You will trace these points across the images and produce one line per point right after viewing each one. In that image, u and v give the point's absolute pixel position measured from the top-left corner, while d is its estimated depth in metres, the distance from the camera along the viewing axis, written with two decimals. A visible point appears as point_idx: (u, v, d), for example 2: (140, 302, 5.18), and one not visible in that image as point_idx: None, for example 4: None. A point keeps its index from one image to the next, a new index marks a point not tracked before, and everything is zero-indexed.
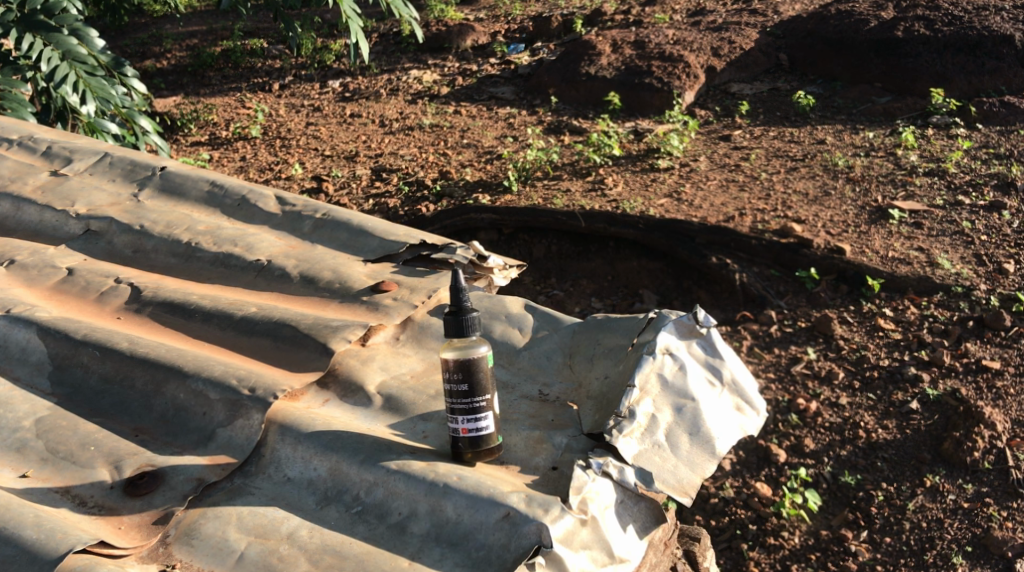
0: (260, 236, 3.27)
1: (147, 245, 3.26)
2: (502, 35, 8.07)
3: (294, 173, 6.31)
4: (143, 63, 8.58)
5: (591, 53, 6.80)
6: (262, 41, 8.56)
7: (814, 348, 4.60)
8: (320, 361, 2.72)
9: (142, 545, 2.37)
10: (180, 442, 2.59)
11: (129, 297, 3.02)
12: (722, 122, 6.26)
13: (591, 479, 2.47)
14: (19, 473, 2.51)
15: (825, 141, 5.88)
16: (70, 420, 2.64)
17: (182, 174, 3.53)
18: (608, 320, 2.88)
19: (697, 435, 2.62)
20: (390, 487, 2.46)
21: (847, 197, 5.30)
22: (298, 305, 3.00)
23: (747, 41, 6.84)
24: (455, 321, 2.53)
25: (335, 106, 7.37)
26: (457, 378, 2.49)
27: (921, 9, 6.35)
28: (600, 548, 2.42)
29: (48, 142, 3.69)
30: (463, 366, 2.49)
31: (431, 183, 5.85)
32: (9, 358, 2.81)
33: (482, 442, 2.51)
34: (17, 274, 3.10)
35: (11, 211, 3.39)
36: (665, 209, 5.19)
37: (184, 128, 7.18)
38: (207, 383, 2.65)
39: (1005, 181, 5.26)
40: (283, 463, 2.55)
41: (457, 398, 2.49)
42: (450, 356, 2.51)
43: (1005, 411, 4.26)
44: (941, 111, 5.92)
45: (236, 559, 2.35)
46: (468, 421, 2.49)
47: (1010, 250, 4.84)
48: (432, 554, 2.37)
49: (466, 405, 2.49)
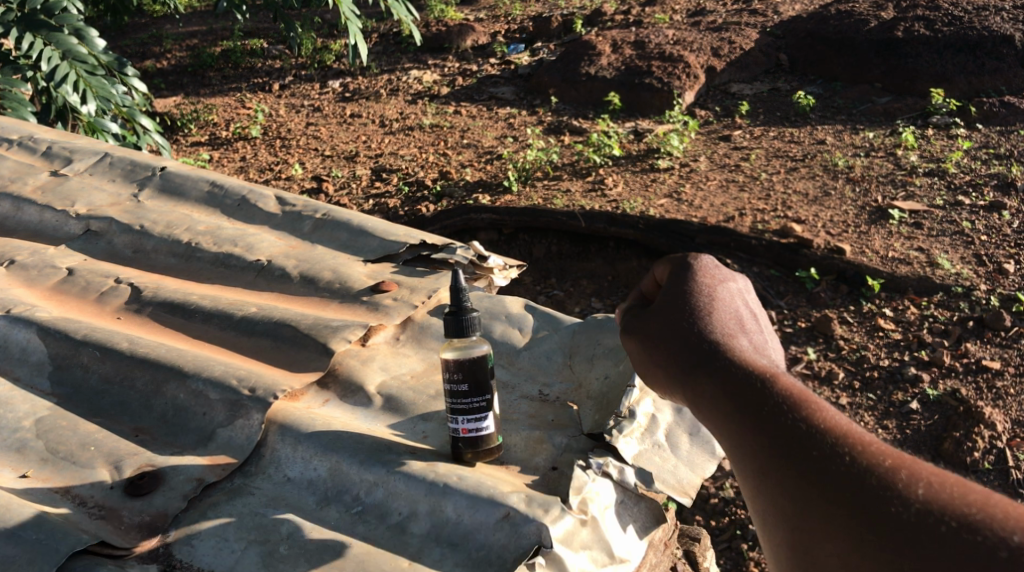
0: (260, 236, 3.27)
1: (147, 245, 3.27)
2: (502, 35, 8.08)
3: (294, 173, 6.31)
4: (143, 63, 8.58)
5: (591, 53, 6.80)
6: (262, 42, 8.58)
7: (814, 348, 4.59)
8: (321, 361, 2.72)
9: (142, 545, 2.37)
10: (180, 442, 2.59)
11: (129, 297, 3.02)
12: (722, 123, 6.26)
13: (591, 479, 2.48)
14: (18, 473, 2.51)
15: (825, 141, 5.88)
16: (70, 420, 2.64)
17: (182, 174, 3.53)
18: (608, 320, 2.87)
19: (698, 435, 2.65)
20: (390, 487, 2.46)
21: (847, 197, 5.31)
22: (298, 305, 3.00)
23: (747, 41, 6.85)
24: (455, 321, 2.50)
25: (335, 106, 7.38)
26: (456, 377, 2.48)
27: (921, 9, 6.37)
28: (600, 548, 2.41)
29: (48, 142, 3.70)
30: (462, 365, 2.47)
31: (431, 183, 5.86)
32: (9, 358, 2.82)
33: (479, 443, 2.51)
34: (17, 274, 3.10)
35: (11, 211, 3.39)
36: (665, 209, 5.20)
37: (184, 128, 7.18)
38: (207, 383, 2.65)
39: (1005, 181, 5.25)
40: (283, 463, 2.55)
41: (454, 395, 2.48)
42: (449, 354, 2.49)
43: (1005, 411, 4.25)
44: (941, 111, 5.92)
45: (236, 559, 2.35)
46: (466, 420, 2.49)
47: (1011, 250, 4.84)
48: (432, 554, 2.37)
49: (463, 404, 2.48)
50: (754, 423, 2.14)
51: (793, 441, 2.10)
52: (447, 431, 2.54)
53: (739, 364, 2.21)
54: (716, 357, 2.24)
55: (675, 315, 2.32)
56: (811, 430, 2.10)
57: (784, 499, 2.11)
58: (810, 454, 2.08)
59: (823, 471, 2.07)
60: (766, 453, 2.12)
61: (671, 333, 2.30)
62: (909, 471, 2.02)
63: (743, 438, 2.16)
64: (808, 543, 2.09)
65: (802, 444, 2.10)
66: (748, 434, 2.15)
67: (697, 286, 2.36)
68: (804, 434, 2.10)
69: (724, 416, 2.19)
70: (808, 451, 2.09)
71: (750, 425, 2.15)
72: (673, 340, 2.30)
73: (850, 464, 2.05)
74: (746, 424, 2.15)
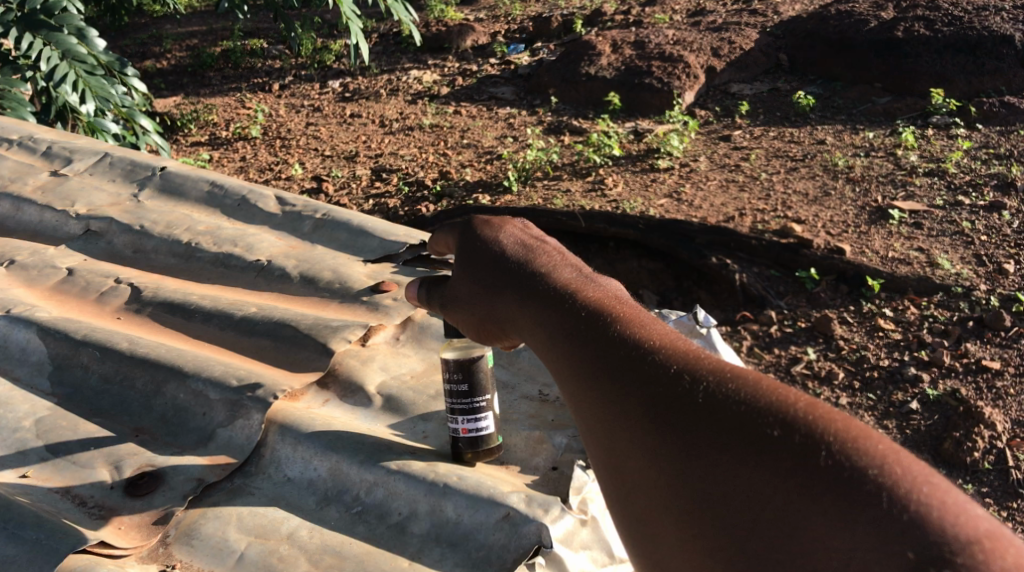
0: (259, 236, 3.27)
1: (147, 245, 3.27)
2: (502, 35, 8.08)
3: (294, 173, 6.31)
4: (143, 63, 8.58)
5: (591, 53, 6.80)
6: (262, 42, 8.58)
7: (814, 349, 4.59)
8: (321, 361, 2.72)
9: (142, 544, 2.36)
10: (180, 442, 2.59)
11: (129, 297, 3.02)
12: (722, 123, 6.26)
13: (591, 479, 2.48)
14: (18, 473, 2.50)
15: (825, 141, 5.88)
16: (71, 421, 2.64)
17: (182, 174, 3.53)
18: None
19: None
20: (390, 487, 2.46)
21: (847, 197, 5.31)
22: (298, 305, 3.00)
23: (748, 41, 6.85)
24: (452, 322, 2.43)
25: (335, 106, 7.38)
26: (454, 376, 2.48)
27: (921, 9, 6.37)
28: (601, 548, 2.40)
29: (48, 142, 3.70)
30: (459, 365, 2.47)
31: (431, 183, 5.86)
32: (8, 358, 2.82)
33: (478, 442, 2.51)
34: (17, 274, 3.10)
35: (11, 211, 3.39)
36: (665, 209, 5.20)
37: (184, 128, 7.17)
38: (207, 383, 2.65)
39: (1005, 181, 5.25)
40: (283, 463, 2.55)
41: (451, 393, 2.49)
42: (448, 353, 2.49)
43: (1005, 412, 4.24)
44: (941, 111, 5.92)
45: (236, 559, 2.35)
46: (463, 419, 2.49)
47: (1011, 250, 4.84)
48: (432, 554, 2.37)
49: (459, 404, 2.49)
50: (568, 338, 2.02)
51: (602, 348, 1.96)
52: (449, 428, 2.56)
53: (559, 287, 2.11)
54: (529, 280, 2.16)
55: (482, 254, 2.25)
56: (622, 339, 1.95)
57: (596, 417, 1.93)
58: (617, 357, 1.93)
59: (632, 375, 1.90)
60: (580, 368, 1.97)
61: (482, 268, 2.24)
62: (719, 369, 1.84)
63: (559, 359, 2.02)
64: (621, 462, 1.88)
65: (612, 353, 1.94)
66: (565, 348, 2.01)
67: (492, 228, 2.29)
68: (615, 344, 1.95)
69: (544, 334, 2.07)
70: (618, 361, 1.93)
71: (566, 340, 2.02)
72: (485, 270, 2.23)
73: (659, 365, 1.88)
74: (559, 337, 2.03)
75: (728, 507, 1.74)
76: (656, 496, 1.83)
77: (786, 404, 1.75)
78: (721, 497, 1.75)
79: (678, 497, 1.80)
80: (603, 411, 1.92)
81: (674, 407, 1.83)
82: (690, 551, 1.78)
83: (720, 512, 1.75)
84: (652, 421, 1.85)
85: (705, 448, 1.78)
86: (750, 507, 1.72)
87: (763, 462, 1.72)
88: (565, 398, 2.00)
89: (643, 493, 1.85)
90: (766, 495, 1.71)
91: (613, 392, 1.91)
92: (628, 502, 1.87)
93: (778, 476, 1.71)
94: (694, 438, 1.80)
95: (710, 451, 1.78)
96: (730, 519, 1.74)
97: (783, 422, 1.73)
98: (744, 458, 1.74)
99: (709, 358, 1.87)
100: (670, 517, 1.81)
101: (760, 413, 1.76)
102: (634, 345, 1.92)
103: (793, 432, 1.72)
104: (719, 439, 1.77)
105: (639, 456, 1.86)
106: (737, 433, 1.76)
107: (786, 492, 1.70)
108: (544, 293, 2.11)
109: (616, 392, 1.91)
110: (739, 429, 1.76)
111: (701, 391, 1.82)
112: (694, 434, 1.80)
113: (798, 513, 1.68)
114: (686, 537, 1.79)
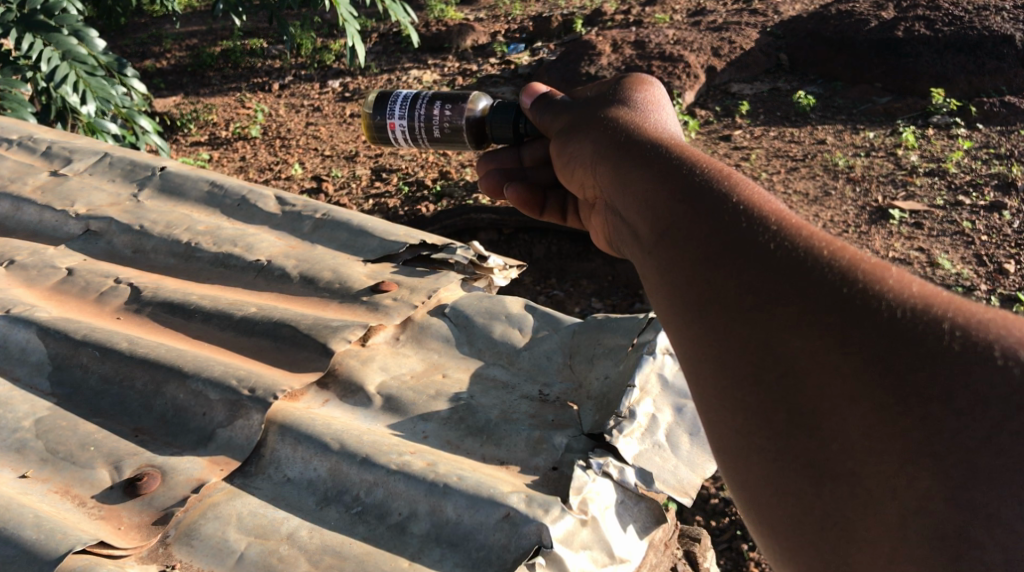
0: (259, 236, 3.27)
1: (147, 245, 3.26)
2: (502, 35, 8.07)
3: (294, 173, 6.31)
4: (143, 63, 8.57)
5: (591, 53, 6.73)
6: (262, 42, 8.60)
7: None
8: (321, 361, 2.71)
9: (142, 544, 2.35)
10: (180, 442, 2.59)
11: (129, 297, 3.02)
12: (722, 122, 6.24)
13: (590, 479, 2.46)
14: (18, 473, 2.52)
15: (825, 141, 5.88)
16: (70, 421, 2.64)
17: (182, 174, 3.53)
18: (608, 321, 2.87)
19: (698, 435, 2.61)
20: (390, 487, 2.46)
21: (847, 197, 5.32)
22: (298, 305, 2.99)
23: (747, 41, 6.82)
24: (504, 119, 2.77)
25: (335, 106, 7.37)
26: (445, 129, 2.82)
27: (922, 9, 6.39)
28: (600, 548, 2.41)
29: (48, 142, 3.70)
30: (457, 130, 2.81)
31: (431, 183, 5.86)
32: (9, 358, 2.82)
33: (386, 136, 2.90)
34: (16, 274, 3.10)
35: (11, 211, 3.40)
36: None
37: (184, 128, 7.14)
38: (207, 383, 2.65)
39: (1005, 181, 5.24)
40: (283, 463, 2.55)
41: (425, 122, 2.83)
42: (472, 105, 2.80)
43: None
44: (941, 111, 5.90)
45: (236, 559, 2.34)
46: (403, 131, 2.86)
47: (1011, 250, 4.82)
48: (433, 554, 2.37)
49: (416, 132, 2.86)
50: (712, 229, 2.00)
51: (734, 221, 1.99)
52: (393, 99, 2.85)
53: (698, 173, 2.08)
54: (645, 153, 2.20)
55: (613, 129, 2.31)
56: (782, 238, 1.94)
57: (708, 288, 1.97)
58: (744, 230, 1.97)
59: (779, 266, 1.92)
60: (726, 259, 1.97)
61: (608, 137, 2.29)
62: (899, 276, 1.87)
63: (697, 250, 2.01)
64: (738, 330, 1.93)
65: (768, 248, 1.94)
66: (707, 239, 2.00)
67: (636, 101, 2.40)
68: (773, 241, 1.94)
69: (678, 222, 2.05)
70: (778, 259, 1.92)
71: (712, 230, 2.00)
72: (610, 141, 2.28)
73: (791, 241, 1.93)
74: (701, 228, 2.02)
75: (899, 415, 1.79)
76: (776, 370, 1.89)
77: (975, 319, 1.80)
78: (891, 402, 1.79)
79: (833, 398, 1.84)
80: (752, 308, 1.92)
81: (849, 309, 1.84)
82: (804, 422, 1.86)
83: (884, 421, 1.80)
84: (815, 322, 1.86)
85: (837, 324, 1.84)
86: (925, 416, 1.77)
87: (914, 343, 1.80)
88: (672, 262, 2.04)
89: (788, 391, 1.88)
90: (952, 408, 1.76)
91: (768, 287, 1.91)
92: (733, 373, 1.93)
93: (969, 393, 1.76)
94: (867, 342, 1.82)
95: (887, 356, 1.80)
96: (895, 428, 1.79)
97: (980, 340, 1.77)
98: (889, 337, 1.81)
99: (885, 266, 1.89)
100: (789, 388, 1.88)
101: (909, 298, 1.83)
102: (771, 223, 1.97)
103: (991, 350, 1.76)
104: (901, 348, 1.80)
105: (764, 327, 1.90)
106: (918, 341, 1.80)
107: (977, 408, 1.75)
108: (681, 177, 2.09)
109: (775, 288, 1.91)
110: (882, 307, 1.83)
111: (840, 269, 1.88)
112: (869, 338, 1.82)
113: (985, 430, 1.74)
114: (837, 436, 1.83)
